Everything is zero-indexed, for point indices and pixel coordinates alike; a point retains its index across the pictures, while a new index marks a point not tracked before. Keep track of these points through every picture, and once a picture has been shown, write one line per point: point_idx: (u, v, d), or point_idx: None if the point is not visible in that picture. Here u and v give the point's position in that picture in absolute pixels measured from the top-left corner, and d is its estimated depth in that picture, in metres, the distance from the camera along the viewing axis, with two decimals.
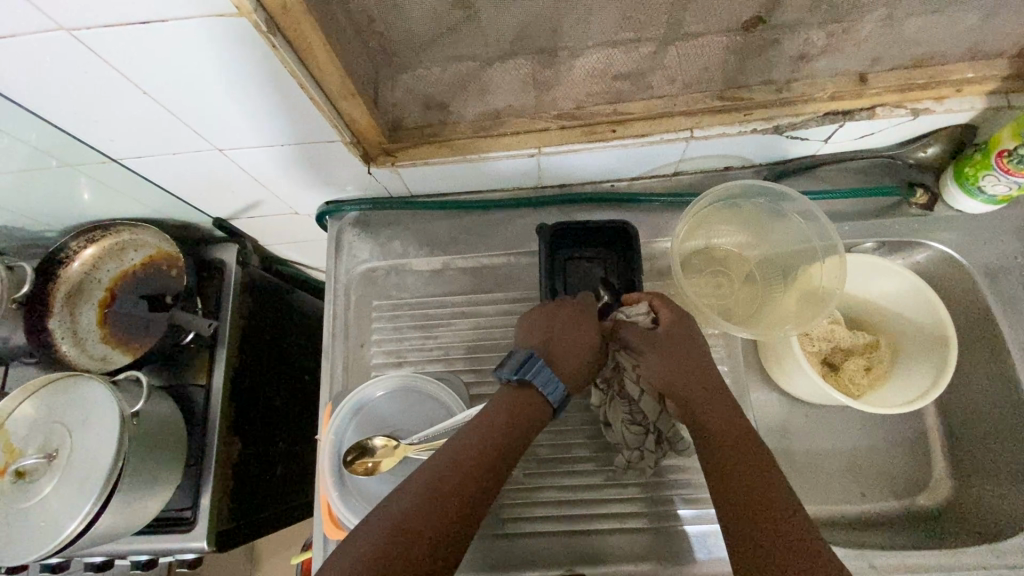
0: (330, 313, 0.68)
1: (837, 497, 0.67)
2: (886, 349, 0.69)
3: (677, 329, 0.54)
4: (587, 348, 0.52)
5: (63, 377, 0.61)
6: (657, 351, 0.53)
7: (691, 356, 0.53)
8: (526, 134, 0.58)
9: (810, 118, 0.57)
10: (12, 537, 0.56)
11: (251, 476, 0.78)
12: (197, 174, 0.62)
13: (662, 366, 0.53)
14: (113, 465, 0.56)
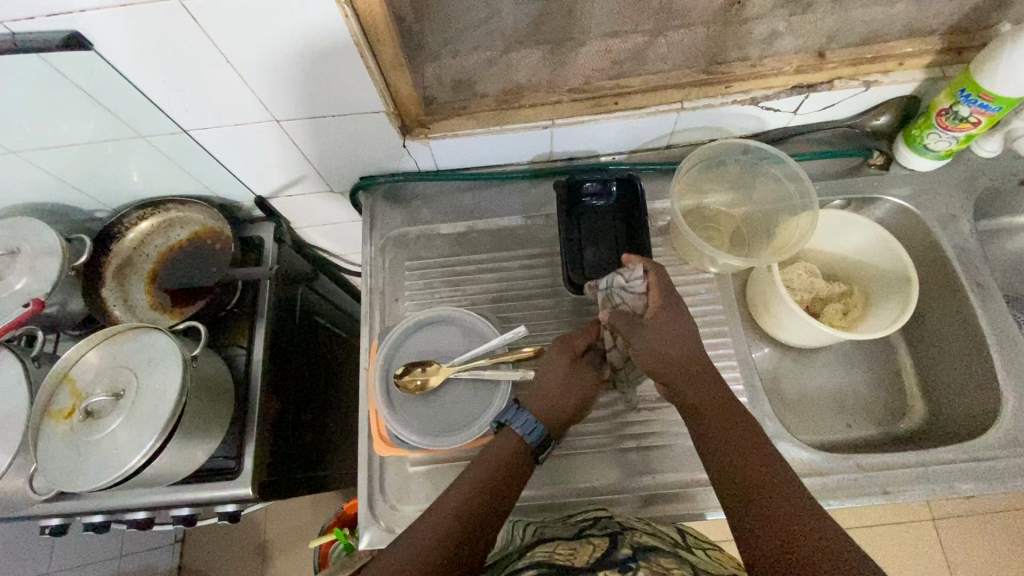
0: (367, 273, 0.75)
1: (825, 426, 0.75)
2: (859, 295, 0.78)
3: (666, 303, 0.57)
4: (559, 403, 0.58)
5: (127, 328, 0.67)
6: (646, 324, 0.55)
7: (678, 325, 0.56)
8: (543, 106, 0.68)
9: (781, 90, 0.68)
10: (83, 467, 0.61)
11: (287, 436, 0.83)
12: (252, 147, 0.70)
13: (650, 337, 0.55)
14: (177, 400, 0.62)
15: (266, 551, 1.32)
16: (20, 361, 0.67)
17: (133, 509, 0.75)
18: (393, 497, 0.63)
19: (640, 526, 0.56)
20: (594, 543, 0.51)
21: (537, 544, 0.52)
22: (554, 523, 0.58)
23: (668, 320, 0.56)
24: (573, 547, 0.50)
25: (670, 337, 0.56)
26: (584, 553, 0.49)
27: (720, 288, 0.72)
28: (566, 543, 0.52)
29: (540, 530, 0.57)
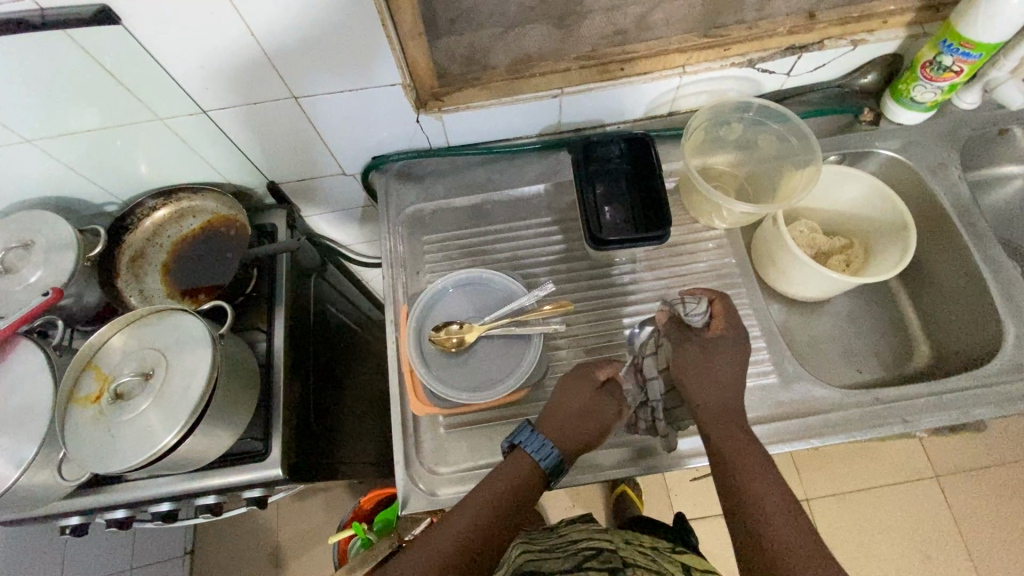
0: (385, 248, 0.76)
1: (838, 373, 0.78)
2: (860, 247, 0.82)
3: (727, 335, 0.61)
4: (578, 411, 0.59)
5: (155, 311, 0.67)
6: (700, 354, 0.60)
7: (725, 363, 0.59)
8: (552, 74, 0.70)
9: (775, 51, 0.72)
10: (114, 447, 0.59)
11: (310, 422, 0.83)
12: (268, 127, 0.71)
13: (697, 363, 0.60)
14: (209, 376, 0.61)
15: (280, 556, 1.29)
16: (41, 347, 0.65)
17: (157, 500, 0.73)
18: (430, 460, 0.64)
19: (636, 562, 0.61)
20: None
21: None
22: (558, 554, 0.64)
23: (721, 354, 0.60)
24: None
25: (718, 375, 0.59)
26: None
27: (730, 243, 0.75)
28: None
29: (542, 559, 0.62)
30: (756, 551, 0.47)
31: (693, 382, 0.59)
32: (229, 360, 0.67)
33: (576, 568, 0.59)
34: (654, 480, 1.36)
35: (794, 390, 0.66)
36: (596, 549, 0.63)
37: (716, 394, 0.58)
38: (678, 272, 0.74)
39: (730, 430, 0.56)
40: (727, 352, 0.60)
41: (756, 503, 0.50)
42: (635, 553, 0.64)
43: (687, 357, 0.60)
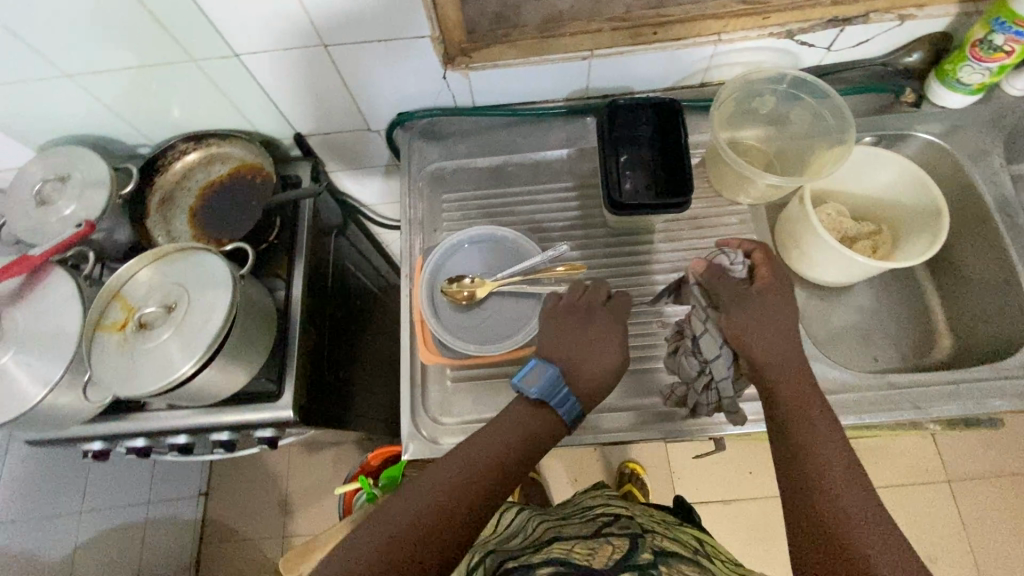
0: (405, 203, 0.76)
1: (854, 360, 0.77)
2: (888, 234, 0.80)
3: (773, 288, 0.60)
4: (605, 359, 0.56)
5: (181, 249, 0.69)
6: (749, 305, 0.59)
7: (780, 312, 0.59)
8: (584, 35, 0.69)
9: (816, 23, 0.70)
10: (135, 374, 0.62)
11: (324, 371, 0.85)
12: (299, 74, 0.72)
13: (751, 319, 0.58)
14: (228, 313, 0.63)
15: (289, 504, 1.34)
16: (72, 279, 0.67)
17: (175, 433, 0.77)
18: (436, 410, 0.65)
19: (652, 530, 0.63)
20: (615, 544, 0.56)
21: (556, 539, 0.59)
22: (575, 523, 0.65)
23: (774, 308, 0.59)
24: (594, 545, 0.57)
25: (774, 327, 0.58)
26: (605, 550, 0.55)
27: (753, 220, 0.74)
28: (586, 542, 0.57)
29: (563, 525, 0.64)
30: (816, 508, 0.50)
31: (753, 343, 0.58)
32: (247, 301, 0.69)
33: (593, 533, 0.60)
34: (658, 462, 1.37)
35: None
36: (613, 519, 0.64)
37: (778, 354, 0.57)
38: (697, 245, 0.73)
39: (793, 388, 0.57)
40: (777, 307, 0.59)
41: (823, 464, 0.52)
42: (653, 525, 0.66)
43: (745, 316, 0.58)
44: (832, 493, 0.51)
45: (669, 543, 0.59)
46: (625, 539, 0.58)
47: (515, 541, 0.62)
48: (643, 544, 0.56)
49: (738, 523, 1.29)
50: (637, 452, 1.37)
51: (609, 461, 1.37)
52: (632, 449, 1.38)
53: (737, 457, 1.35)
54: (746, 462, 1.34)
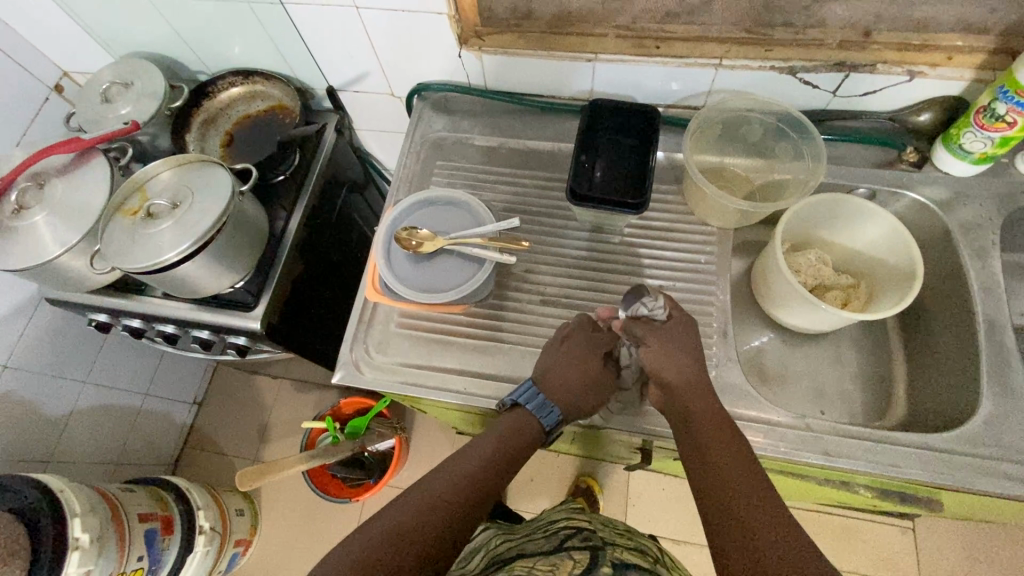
0: (403, 162, 0.83)
1: (798, 406, 0.76)
2: (865, 290, 0.79)
3: (679, 325, 0.63)
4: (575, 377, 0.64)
5: (201, 161, 0.79)
6: (661, 342, 0.61)
7: (688, 343, 0.62)
8: (588, 37, 0.73)
9: (820, 64, 0.70)
10: (130, 251, 0.71)
11: (303, 302, 0.93)
12: (332, 30, 0.80)
13: (656, 353, 0.61)
14: (218, 218, 0.72)
15: (266, 431, 1.44)
16: (108, 166, 0.79)
17: (165, 321, 0.88)
18: (373, 346, 0.71)
19: (613, 542, 0.68)
20: (575, 558, 0.61)
21: (519, 560, 0.64)
22: (539, 538, 0.71)
23: (680, 341, 0.62)
24: (555, 562, 0.61)
25: (679, 352, 0.61)
26: (565, 567, 0.59)
27: (719, 242, 0.75)
28: (548, 559, 0.63)
29: (526, 543, 0.70)
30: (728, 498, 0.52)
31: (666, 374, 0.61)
32: (241, 215, 0.77)
33: (555, 548, 0.65)
34: (617, 485, 1.35)
35: (729, 394, 0.66)
36: (575, 530, 0.70)
37: (688, 376, 0.60)
38: (658, 253, 0.74)
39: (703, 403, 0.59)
40: (681, 336, 0.62)
41: (731, 468, 0.54)
42: (616, 537, 0.71)
43: (655, 351, 0.61)
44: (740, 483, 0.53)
45: (630, 555, 0.64)
46: (585, 553, 0.62)
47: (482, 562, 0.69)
48: (602, 556, 0.61)
49: (682, 565, 1.26)
50: (598, 468, 1.36)
51: (569, 471, 1.38)
52: (594, 465, 1.37)
53: (697, 499, 1.31)
54: None
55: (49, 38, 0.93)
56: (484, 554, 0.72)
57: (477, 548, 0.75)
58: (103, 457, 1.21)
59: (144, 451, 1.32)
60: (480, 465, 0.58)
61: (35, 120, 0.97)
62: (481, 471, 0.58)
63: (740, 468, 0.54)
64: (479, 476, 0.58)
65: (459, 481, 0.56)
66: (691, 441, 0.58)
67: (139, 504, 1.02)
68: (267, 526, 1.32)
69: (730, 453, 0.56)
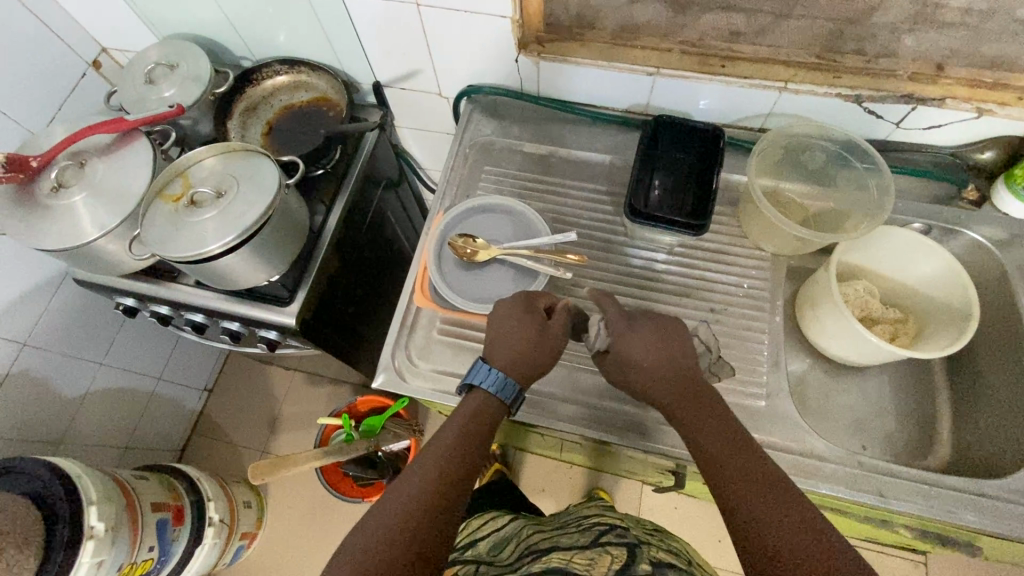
0: (450, 165, 0.82)
1: (841, 440, 0.74)
2: (913, 325, 0.77)
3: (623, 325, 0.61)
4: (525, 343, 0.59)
5: (247, 150, 0.77)
6: (626, 356, 0.60)
7: (653, 343, 0.60)
8: (652, 51, 0.72)
9: (889, 95, 0.69)
10: (172, 239, 0.69)
11: (336, 299, 0.92)
12: (387, 25, 0.78)
13: (626, 365, 0.60)
14: (265, 211, 0.70)
15: (277, 423, 1.43)
16: (151, 148, 0.77)
17: (196, 310, 0.86)
18: (415, 353, 0.69)
19: (648, 540, 0.65)
20: (612, 553, 0.59)
21: (553, 550, 0.62)
22: (573, 531, 0.69)
23: (636, 342, 0.59)
24: (592, 556, 0.59)
25: (654, 355, 0.59)
26: (602, 563, 0.57)
27: (772, 269, 0.73)
28: (584, 552, 0.61)
29: (559, 536, 0.68)
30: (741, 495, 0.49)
31: (637, 369, 0.59)
32: (286, 210, 0.75)
33: (590, 541, 0.63)
34: (629, 499, 1.34)
35: (780, 426, 0.65)
36: (609, 526, 0.67)
37: (663, 365, 0.59)
38: (710, 276, 0.73)
39: (689, 395, 0.58)
40: (637, 341, 0.59)
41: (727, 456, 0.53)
42: (648, 536, 0.68)
43: (626, 364, 0.60)
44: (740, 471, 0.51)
45: (665, 554, 0.62)
46: (622, 548, 0.60)
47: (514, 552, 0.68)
48: (640, 554, 0.59)
49: None
50: (611, 482, 1.35)
51: (580, 482, 1.37)
52: (606, 478, 1.36)
53: (710, 519, 1.30)
54: (717, 529, 1.30)
55: (93, 14, 0.91)
56: (516, 545, 0.70)
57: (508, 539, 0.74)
58: (112, 441, 1.19)
59: (152, 436, 1.30)
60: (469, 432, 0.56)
61: (70, 96, 0.95)
62: (453, 457, 0.54)
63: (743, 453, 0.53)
64: (451, 467, 0.53)
65: (444, 462, 0.53)
66: (697, 436, 0.55)
67: (152, 493, 1.00)
68: (274, 520, 1.31)
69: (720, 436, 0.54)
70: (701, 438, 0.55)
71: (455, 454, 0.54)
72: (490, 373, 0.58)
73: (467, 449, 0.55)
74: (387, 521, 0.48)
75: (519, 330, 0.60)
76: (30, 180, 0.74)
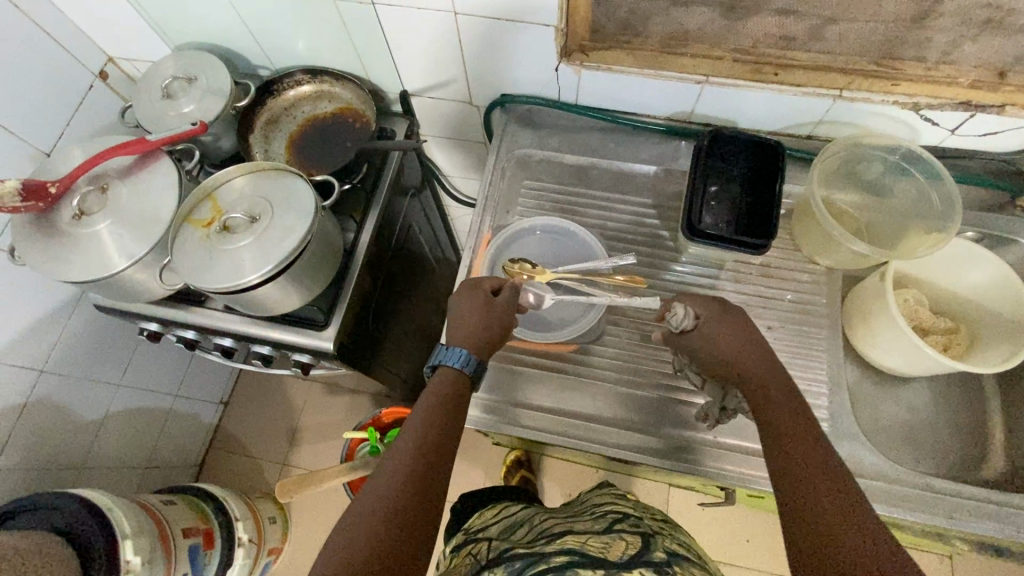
0: (489, 178, 0.79)
1: (895, 453, 0.74)
2: (965, 335, 0.76)
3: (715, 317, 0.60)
4: (471, 318, 0.61)
5: (278, 170, 0.73)
6: (711, 342, 0.59)
7: (736, 332, 0.59)
8: (703, 59, 0.69)
9: (946, 103, 0.67)
10: (208, 268, 0.66)
11: (368, 317, 0.89)
12: (421, 34, 0.74)
13: (708, 348, 0.59)
14: (303, 238, 0.67)
15: (297, 435, 1.40)
16: (176, 170, 0.73)
17: (224, 334, 0.82)
18: None
19: (664, 529, 0.60)
20: (627, 540, 0.55)
21: (568, 534, 0.58)
22: (586, 518, 0.63)
23: (723, 331, 0.59)
24: (606, 540, 0.55)
25: (734, 342, 0.58)
26: (617, 548, 0.53)
27: (826, 283, 0.72)
28: (599, 536, 0.56)
29: (572, 522, 0.63)
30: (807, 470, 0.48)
31: (717, 352, 0.59)
32: (322, 233, 0.72)
33: (604, 528, 0.59)
34: (654, 501, 1.34)
35: (845, 447, 0.64)
36: (623, 513, 0.62)
37: (742, 349, 0.58)
38: (763, 292, 0.71)
39: (761, 376, 0.56)
40: (725, 328, 0.59)
41: (792, 430, 0.51)
42: (664, 524, 0.63)
43: (710, 346, 0.59)
44: (803, 445, 0.50)
45: (681, 546, 0.57)
46: (637, 536, 0.56)
47: (521, 534, 0.64)
48: (656, 543, 0.54)
49: None
50: (638, 486, 1.35)
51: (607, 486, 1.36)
52: (633, 481, 1.36)
53: (738, 520, 1.31)
54: (745, 530, 1.30)
55: (102, 23, 0.86)
56: (527, 528, 0.65)
57: (517, 522, 0.68)
58: (131, 462, 1.16)
59: (171, 453, 1.27)
60: (439, 409, 0.55)
61: (78, 110, 0.90)
62: (427, 434, 0.53)
63: (806, 426, 0.51)
64: (425, 453, 0.52)
65: (418, 437, 0.53)
66: (767, 410, 0.54)
67: (182, 518, 0.98)
68: (298, 535, 1.29)
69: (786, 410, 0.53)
70: (767, 411, 0.54)
71: (426, 440, 0.52)
72: (448, 352, 0.60)
73: (438, 433, 0.53)
74: (368, 512, 0.46)
75: (467, 308, 0.62)
76: (49, 207, 0.70)
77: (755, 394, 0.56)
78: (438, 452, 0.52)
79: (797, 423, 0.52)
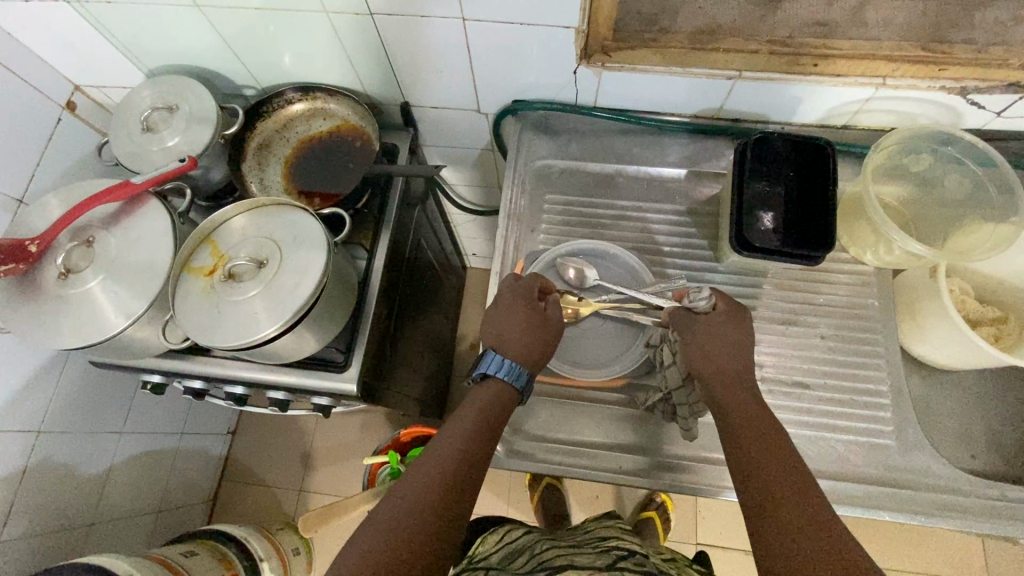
0: (508, 194, 0.73)
1: (949, 451, 0.71)
2: (1015, 325, 0.73)
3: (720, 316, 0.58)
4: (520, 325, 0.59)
5: (281, 204, 0.67)
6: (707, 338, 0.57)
7: (727, 336, 0.57)
8: (737, 53, 0.62)
9: (996, 85, 0.62)
10: (218, 323, 0.60)
11: (386, 348, 0.84)
12: (423, 43, 0.68)
13: (699, 341, 0.57)
14: (319, 283, 0.61)
15: (311, 459, 1.35)
16: (168, 215, 0.66)
17: (234, 382, 0.77)
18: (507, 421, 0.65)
19: (670, 573, 0.54)
20: None
21: (566, 567, 0.52)
22: (588, 549, 0.57)
23: (724, 331, 0.57)
24: None
25: (724, 344, 0.57)
26: None
27: (872, 283, 0.68)
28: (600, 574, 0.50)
29: (572, 552, 0.56)
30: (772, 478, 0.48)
31: (705, 351, 0.56)
32: (336, 272, 0.67)
33: (605, 563, 0.53)
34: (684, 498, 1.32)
35: (909, 459, 0.61)
36: (627, 551, 0.56)
37: (729, 352, 0.56)
38: (809, 298, 0.68)
39: (732, 383, 0.55)
40: (724, 328, 0.57)
41: (757, 440, 0.51)
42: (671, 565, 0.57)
43: (702, 339, 0.57)
44: (769, 452, 0.50)
45: None
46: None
47: (518, 561, 0.58)
48: None
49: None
50: None
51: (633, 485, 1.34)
52: None
53: None
54: None
55: (63, 48, 0.77)
56: (527, 554, 0.59)
57: (517, 549, 0.61)
58: (142, 509, 1.10)
59: (183, 492, 1.22)
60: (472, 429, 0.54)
61: (48, 146, 0.82)
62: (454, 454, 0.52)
63: (772, 436, 0.51)
64: (458, 458, 0.52)
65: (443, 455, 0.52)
66: (732, 414, 0.53)
67: (205, 569, 0.94)
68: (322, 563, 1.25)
69: (753, 418, 0.53)
70: (735, 416, 0.53)
71: (452, 462, 0.51)
72: (501, 364, 0.58)
73: (470, 448, 0.53)
74: (391, 518, 0.46)
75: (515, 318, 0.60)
76: (31, 267, 0.63)
77: (718, 396, 0.55)
78: (471, 460, 0.52)
79: (765, 432, 0.52)
